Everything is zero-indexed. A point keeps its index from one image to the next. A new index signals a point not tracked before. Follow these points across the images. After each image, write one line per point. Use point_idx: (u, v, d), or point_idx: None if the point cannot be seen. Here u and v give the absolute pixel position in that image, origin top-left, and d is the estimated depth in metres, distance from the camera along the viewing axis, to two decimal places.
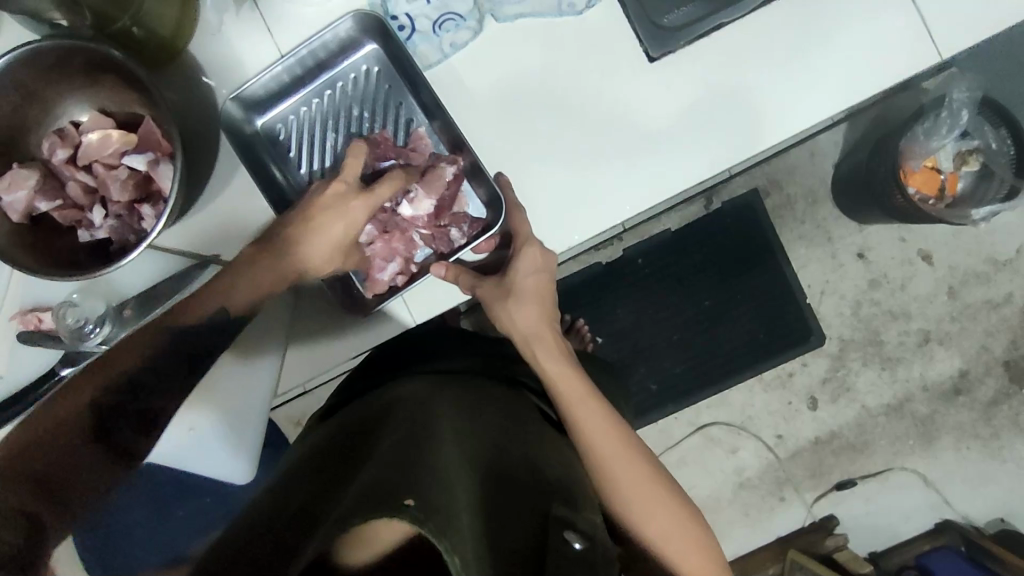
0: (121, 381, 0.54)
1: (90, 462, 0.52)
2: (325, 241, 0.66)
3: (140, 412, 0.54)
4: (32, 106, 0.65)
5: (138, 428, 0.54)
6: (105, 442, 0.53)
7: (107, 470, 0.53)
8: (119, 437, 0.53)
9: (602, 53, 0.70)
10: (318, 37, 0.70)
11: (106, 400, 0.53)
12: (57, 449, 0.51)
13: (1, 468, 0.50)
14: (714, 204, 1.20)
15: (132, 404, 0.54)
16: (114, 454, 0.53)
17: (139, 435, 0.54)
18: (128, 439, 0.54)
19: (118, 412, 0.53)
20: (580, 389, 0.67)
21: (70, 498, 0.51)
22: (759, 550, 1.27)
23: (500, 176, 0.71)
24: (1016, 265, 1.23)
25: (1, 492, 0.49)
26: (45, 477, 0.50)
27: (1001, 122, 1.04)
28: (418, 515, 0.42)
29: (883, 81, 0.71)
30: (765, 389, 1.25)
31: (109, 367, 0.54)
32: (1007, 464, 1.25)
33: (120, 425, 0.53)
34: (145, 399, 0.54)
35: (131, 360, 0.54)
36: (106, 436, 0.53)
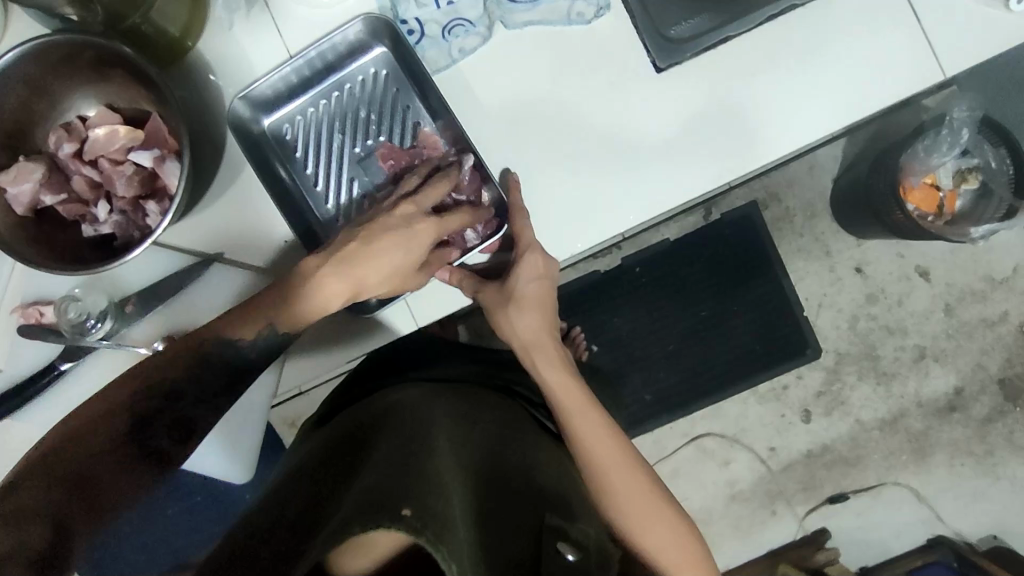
0: (162, 390, 0.56)
1: (126, 466, 0.54)
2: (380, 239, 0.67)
3: (177, 420, 0.57)
4: (38, 100, 0.65)
5: (174, 436, 0.56)
6: (141, 447, 0.55)
7: (142, 474, 0.55)
8: (155, 442, 0.56)
9: (609, 63, 0.71)
10: (328, 38, 0.71)
11: (147, 406, 0.55)
12: (97, 452, 0.53)
13: (42, 463, 0.52)
14: (713, 215, 1.20)
15: (170, 413, 0.56)
16: (147, 458, 0.55)
17: (174, 443, 0.57)
18: (163, 447, 0.56)
19: (157, 422, 0.56)
20: (578, 400, 0.68)
21: (104, 499, 0.54)
22: (749, 563, 1.27)
23: (507, 175, 0.72)
24: (1012, 284, 1.23)
25: (43, 489, 0.52)
26: (81, 478, 0.53)
27: (1000, 141, 1.04)
28: (416, 523, 0.43)
29: (888, 98, 0.71)
30: (760, 401, 1.25)
31: (149, 373, 0.57)
32: (1000, 482, 1.25)
33: (152, 435, 0.55)
34: (183, 412, 0.57)
35: (175, 370, 0.57)
36: (142, 443, 0.55)
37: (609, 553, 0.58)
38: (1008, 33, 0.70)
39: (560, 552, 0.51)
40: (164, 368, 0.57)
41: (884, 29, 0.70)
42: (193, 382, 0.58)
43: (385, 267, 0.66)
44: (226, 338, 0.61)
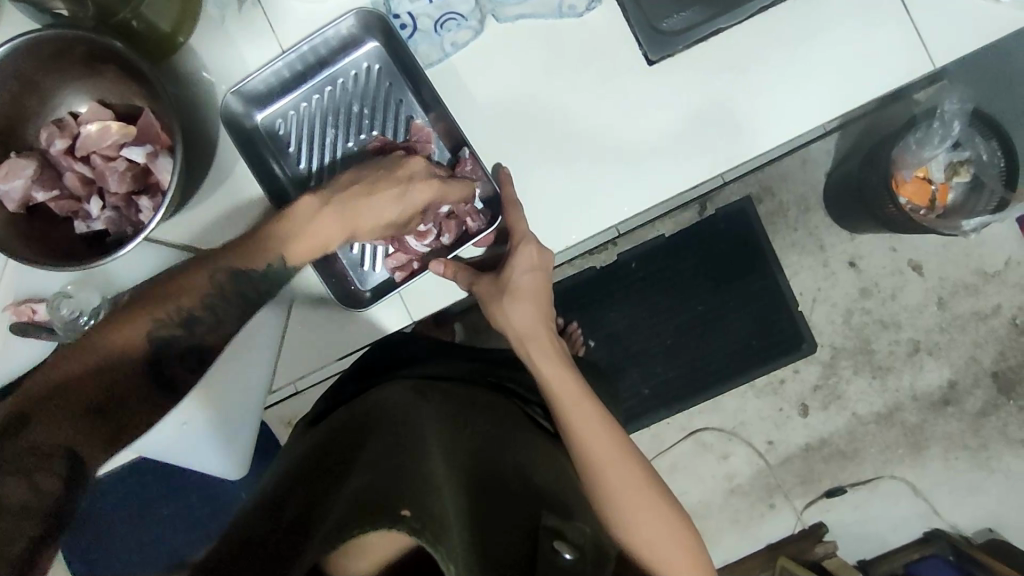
0: (178, 318, 0.57)
1: (140, 392, 0.55)
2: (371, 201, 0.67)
3: (187, 350, 0.58)
4: (30, 96, 0.65)
5: (189, 366, 0.58)
6: (158, 376, 0.56)
7: (156, 401, 0.56)
8: (170, 372, 0.57)
9: (601, 56, 0.71)
10: (320, 32, 0.70)
11: (163, 335, 0.56)
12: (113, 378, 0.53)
13: (50, 398, 0.50)
14: (708, 210, 1.20)
15: (186, 340, 0.58)
16: (161, 388, 0.56)
17: (189, 372, 0.58)
18: (175, 373, 0.57)
19: (171, 349, 0.57)
20: (573, 392, 0.67)
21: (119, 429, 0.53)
22: (748, 558, 1.27)
23: (500, 167, 0.71)
24: (1004, 277, 1.24)
25: (53, 423, 0.50)
26: (96, 408, 0.52)
27: (991, 134, 1.03)
28: (415, 525, 0.42)
29: (878, 90, 0.72)
30: (756, 396, 1.25)
31: (166, 302, 0.57)
32: (995, 474, 1.26)
33: (172, 361, 0.57)
34: (197, 337, 0.58)
35: (192, 298, 0.58)
36: (158, 373, 0.56)
37: (604, 552, 0.58)
38: (997, 24, 0.70)
39: (557, 552, 0.52)
40: (179, 296, 0.57)
41: (874, 21, 0.70)
42: (208, 310, 0.59)
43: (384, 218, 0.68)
44: (237, 271, 0.60)
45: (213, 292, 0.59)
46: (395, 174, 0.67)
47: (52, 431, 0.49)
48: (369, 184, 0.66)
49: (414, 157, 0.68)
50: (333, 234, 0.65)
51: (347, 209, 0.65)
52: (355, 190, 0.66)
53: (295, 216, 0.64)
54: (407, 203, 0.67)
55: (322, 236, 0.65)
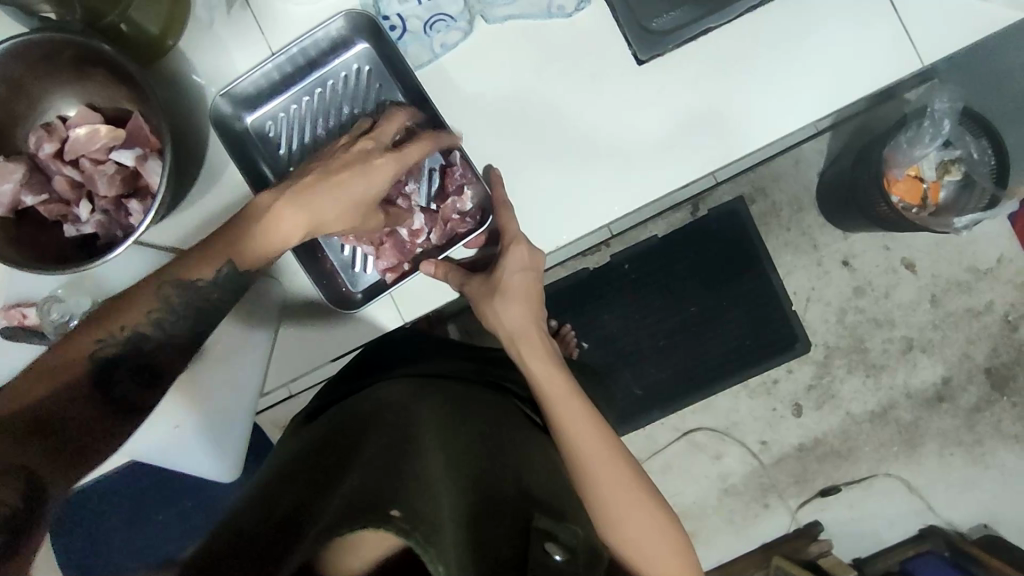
0: (122, 336, 0.56)
1: (93, 409, 0.53)
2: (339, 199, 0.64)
3: (139, 366, 0.57)
4: (17, 100, 0.65)
5: (140, 383, 0.57)
6: (107, 397, 0.55)
7: (109, 419, 0.54)
8: (120, 390, 0.55)
9: (591, 56, 0.71)
10: (310, 34, 0.70)
11: (107, 354, 0.55)
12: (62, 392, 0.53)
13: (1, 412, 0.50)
14: (700, 211, 1.21)
15: (136, 358, 0.57)
16: (115, 407, 0.55)
17: (140, 391, 0.57)
18: (129, 391, 0.56)
19: (121, 364, 0.56)
20: (564, 391, 0.67)
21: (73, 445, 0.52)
22: (744, 558, 1.27)
23: (490, 169, 0.71)
24: (996, 274, 1.25)
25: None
26: (43, 420, 0.51)
27: (982, 134, 1.05)
28: (404, 525, 0.42)
29: (867, 87, 0.72)
30: (750, 395, 1.26)
31: (114, 318, 0.56)
32: (989, 471, 1.26)
33: (124, 375, 0.56)
34: (148, 353, 0.57)
35: (139, 314, 0.57)
36: (107, 391, 0.55)
37: (597, 552, 0.58)
38: (983, 20, 0.70)
39: (548, 553, 0.52)
40: (126, 312, 0.57)
41: (861, 19, 0.70)
42: (156, 327, 0.58)
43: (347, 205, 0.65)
44: (185, 281, 0.59)
45: (162, 306, 0.58)
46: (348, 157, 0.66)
47: (6, 457, 0.48)
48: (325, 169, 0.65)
49: (363, 139, 0.67)
50: (293, 228, 0.63)
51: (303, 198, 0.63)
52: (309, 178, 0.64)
53: (251, 214, 0.62)
54: (367, 183, 0.66)
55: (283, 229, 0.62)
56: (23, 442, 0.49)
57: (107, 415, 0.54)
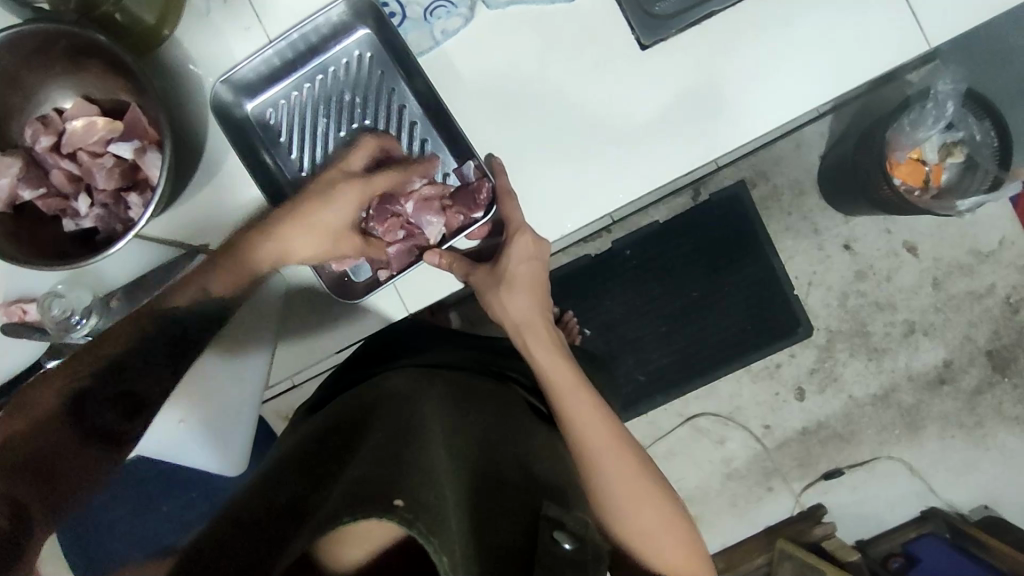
0: (96, 367, 0.52)
1: (68, 442, 0.50)
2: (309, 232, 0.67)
3: (116, 397, 0.53)
4: (13, 92, 0.64)
5: (122, 412, 0.53)
6: (83, 429, 0.51)
7: (92, 454, 0.51)
8: (99, 422, 0.52)
9: (594, 42, 0.70)
10: (310, 20, 0.69)
11: (84, 384, 0.52)
12: (37, 427, 0.50)
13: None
14: (701, 196, 1.20)
15: (112, 389, 0.52)
16: (94, 439, 0.51)
17: (123, 419, 0.53)
18: (110, 423, 0.52)
19: (94, 397, 0.52)
20: (571, 380, 0.67)
21: (56, 483, 0.50)
22: (747, 540, 1.28)
23: (493, 158, 0.71)
24: (998, 257, 1.24)
25: None
26: (33, 459, 0.50)
27: (985, 114, 1.04)
28: (408, 516, 0.41)
29: (874, 69, 0.71)
30: (752, 380, 1.26)
31: (95, 349, 0.54)
32: (990, 452, 1.27)
33: (100, 406, 0.52)
34: (126, 381, 0.53)
35: (116, 345, 0.54)
36: (85, 423, 0.51)
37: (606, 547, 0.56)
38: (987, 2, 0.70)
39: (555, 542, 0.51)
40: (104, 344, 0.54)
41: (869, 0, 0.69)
42: (130, 351, 0.54)
43: (314, 229, 0.68)
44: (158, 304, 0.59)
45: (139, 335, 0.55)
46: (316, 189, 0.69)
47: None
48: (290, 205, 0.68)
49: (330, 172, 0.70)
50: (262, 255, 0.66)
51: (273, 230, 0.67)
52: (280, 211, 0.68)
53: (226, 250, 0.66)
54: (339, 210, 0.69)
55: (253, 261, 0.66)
56: (14, 476, 0.49)
57: (86, 446, 0.51)
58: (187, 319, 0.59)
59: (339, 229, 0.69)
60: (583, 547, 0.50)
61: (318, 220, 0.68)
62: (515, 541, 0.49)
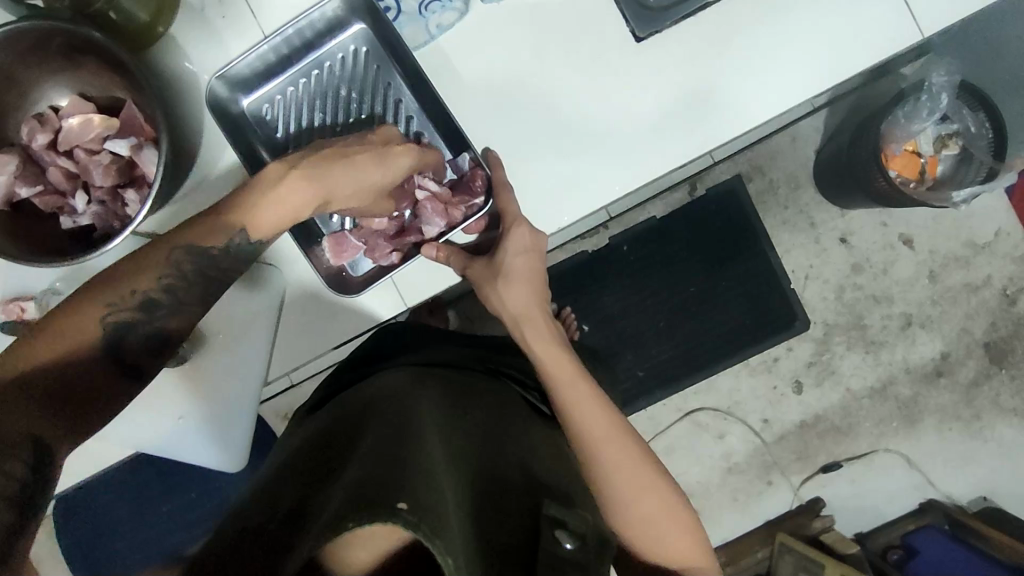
0: (130, 302, 0.55)
1: (102, 373, 0.54)
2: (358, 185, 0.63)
3: (149, 335, 0.56)
4: (9, 90, 0.64)
5: (150, 352, 0.57)
6: (115, 362, 0.55)
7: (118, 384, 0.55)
8: (130, 357, 0.56)
9: (589, 34, 0.70)
10: (305, 15, 0.69)
11: (121, 320, 0.55)
12: (71, 359, 0.52)
13: (25, 372, 0.50)
14: (698, 191, 1.22)
15: (146, 326, 0.56)
16: (121, 372, 0.55)
17: (149, 357, 0.57)
18: (139, 357, 0.56)
19: (129, 333, 0.55)
20: (569, 374, 0.67)
21: (85, 410, 0.53)
22: (747, 534, 1.28)
23: (488, 151, 0.71)
24: (994, 248, 1.25)
25: (22, 407, 0.49)
26: (64, 388, 0.52)
27: (979, 106, 1.04)
28: (412, 518, 0.41)
29: (869, 59, 0.71)
30: (751, 374, 1.26)
31: (123, 282, 0.55)
32: (988, 443, 1.27)
33: (134, 344, 0.55)
34: (159, 321, 0.57)
35: (147, 281, 0.55)
36: (117, 357, 0.55)
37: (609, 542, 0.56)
38: None
39: (557, 541, 0.50)
40: (134, 278, 0.55)
41: None
42: (168, 292, 0.56)
43: (363, 183, 0.63)
44: (196, 247, 0.57)
45: (174, 274, 0.56)
46: (368, 143, 0.65)
47: (23, 418, 0.49)
48: (338, 150, 0.63)
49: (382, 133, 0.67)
50: (308, 196, 0.60)
51: (322, 174, 0.60)
52: (327, 152, 0.62)
53: (261, 186, 0.60)
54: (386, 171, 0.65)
55: (292, 205, 0.60)
56: (45, 406, 0.50)
57: (116, 379, 0.55)
58: (221, 260, 0.59)
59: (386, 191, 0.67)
60: (582, 546, 0.51)
61: (371, 177, 0.64)
62: (518, 540, 0.49)
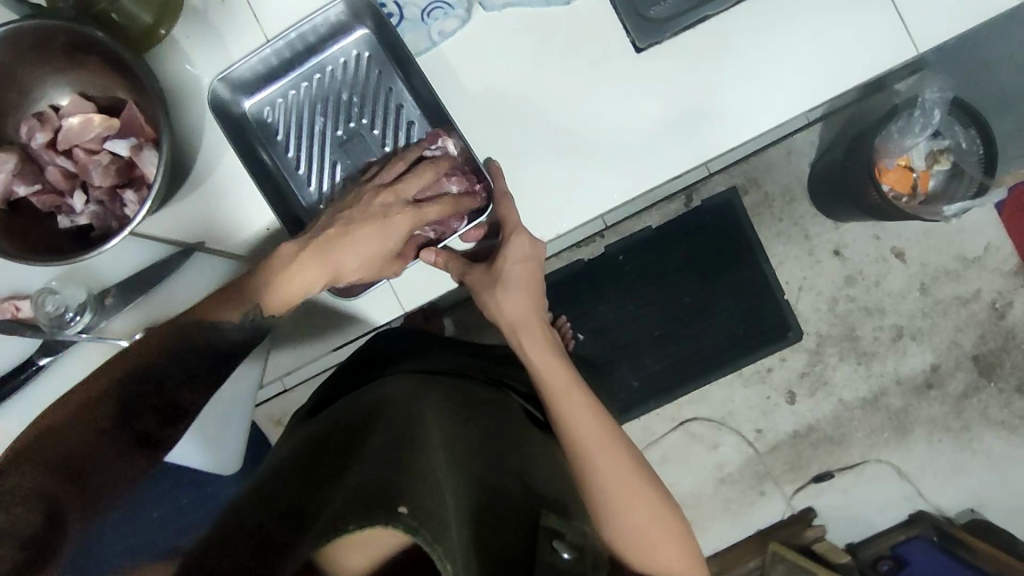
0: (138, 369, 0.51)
1: (104, 447, 0.49)
2: (361, 260, 0.68)
3: (161, 403, 0.52)
4: (10, 88, 0.64)
5: (160, 419, 0.52)
6: (125, 432, 0.50)
7: (127, 461, 0.50)
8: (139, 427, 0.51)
9: (589, 46, 0.71)
10: (309, 19, 0.69)
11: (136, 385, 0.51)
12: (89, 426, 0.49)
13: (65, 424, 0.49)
14: (694, 202, 1.21)
15: (157, 395, 0.52)
16: (134, 444, 0.50)
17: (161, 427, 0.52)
18: (151, 430, 0.51)
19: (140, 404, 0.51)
20: (564, 381, 0.68)
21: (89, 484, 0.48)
22: (739, 544, 1.29)
23: (491, 161, 0.71)
24: (984, 263, 1.26)
25: (25, 474, 0.48)
26: (68, 460, 0.48)
27: (970, 122, 1.04)
28: (412, 522, 0.41)
29: (860, 79, 0.72)
30: (745, 384, 1.27)
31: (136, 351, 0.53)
32: (976, 456, 1.28)
33: (144, 413, 0.51)
34: (169, 389, 0.52)
35: (157, 347, 0.53)
36: (127, 426, 0.50)
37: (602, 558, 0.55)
38: (976, 8, 0.71)
39: (554, 551, 0.50)
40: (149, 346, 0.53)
41: (857, 5, 0.70)
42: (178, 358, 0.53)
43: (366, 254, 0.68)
44: (207, 324, 0.58)
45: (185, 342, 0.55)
46: (374, 217, 0.68)
47: (25, 485, 0.47)
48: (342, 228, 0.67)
49: (385, 192, 0.69)
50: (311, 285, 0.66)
51: (332, 254, 0.66)
52: (335, 232, 0.66)
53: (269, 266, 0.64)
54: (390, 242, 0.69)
55: (302, 288, 0.66)
56: (45, 476, 0.48)
57: (119, 452, 0.50)
58: (235, 335, 0.60)
59: (389, 255, 0.70)
60: (580, 558, 0.51)
61: (371, 249, 0.68)
62: (513, 553, 0.48)
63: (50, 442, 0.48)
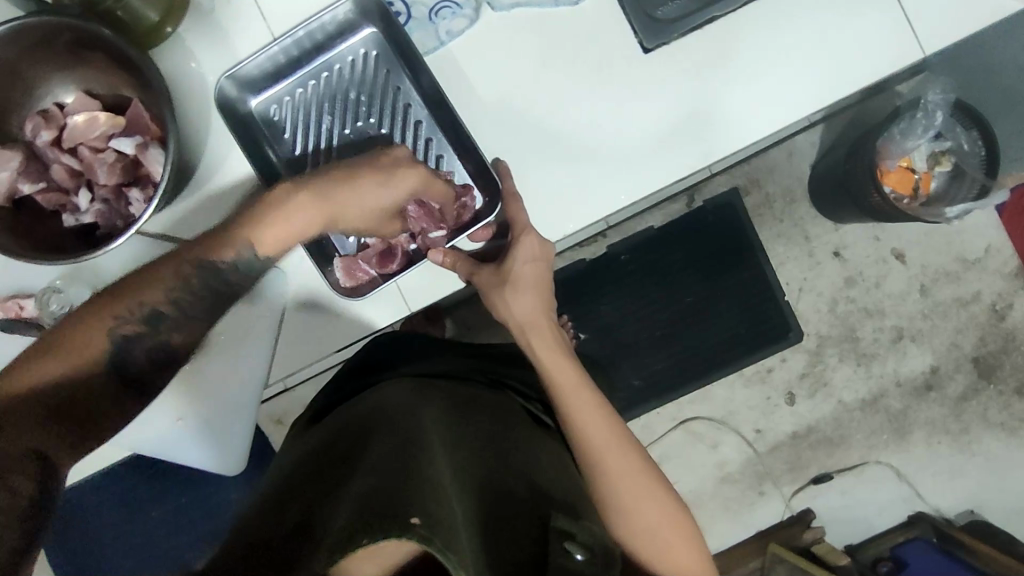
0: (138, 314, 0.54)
1: (107, 392, 0.54)
2: (364, 209, 0.65)
3: (157, 350, 0.56)
4: (14, 86, 0.63)
5: (155, 366, 0.56)
6: (122, 378, 0.55)
7: (124, 402, 0.55)
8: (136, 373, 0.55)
9: (597, 46, 0.71)
10: (317, 18, 0.69)
11: (131, 332, 0.54)
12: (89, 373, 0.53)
13: (57, 369, 0.51)
14: (696, 203, 1.22)
15: (151, 342, 0.55)
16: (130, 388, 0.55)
17: (155, 372, 0.57)
18: (146, 375, 0.56)
19: (137, 351, 0.55)
20: (573, 382, 0.67)
21: (89, 428, 0.53)
22: (739, 544, 1.29)
23: (499, 161, 0.71)
24: (984, 265, 1.26)
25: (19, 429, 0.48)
26: (68, 405, 0.51)
27: (972, 125, 1.04)
28: (425, 532, 0.41)
29: (866, 82, 0.72)
30: (745, 384, 1.27)
31: (128, 296, 0.54)
32: (975, 457, 1.28)
33: (140, 361, 0.55)
34: (165, 336, 0.56)
35: (155, 293, 0.55)
36: (125, 373, 0.55)
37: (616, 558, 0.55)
38: (982, 11, 0.71)
39: (567, 553, 0.50)
40: (144, 290, 0.55)
41: (864, 7, 0.70)
42: (175, 305, 0.56)
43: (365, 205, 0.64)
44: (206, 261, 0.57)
45: (180, 285, 0.56)
46: (381, 165, 0.64)
47: (20, 440, 0.48)
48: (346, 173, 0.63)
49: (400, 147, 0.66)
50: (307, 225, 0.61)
51: (328, 197, 0.61)
52: (336, 178, 0.62)
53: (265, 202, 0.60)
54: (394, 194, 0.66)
55: (297, 229, 0.61)
56: (40, 428, 0.50)
57: (117, 394, 0.55)
58: (230, 277, 0.58)
59: (389, 211, 0.67)
60: (591, 558, 0.50)
61: (374, 198, 0.64)
62: (527, 557, 0.48)
63: (40, 388, 0.50)
